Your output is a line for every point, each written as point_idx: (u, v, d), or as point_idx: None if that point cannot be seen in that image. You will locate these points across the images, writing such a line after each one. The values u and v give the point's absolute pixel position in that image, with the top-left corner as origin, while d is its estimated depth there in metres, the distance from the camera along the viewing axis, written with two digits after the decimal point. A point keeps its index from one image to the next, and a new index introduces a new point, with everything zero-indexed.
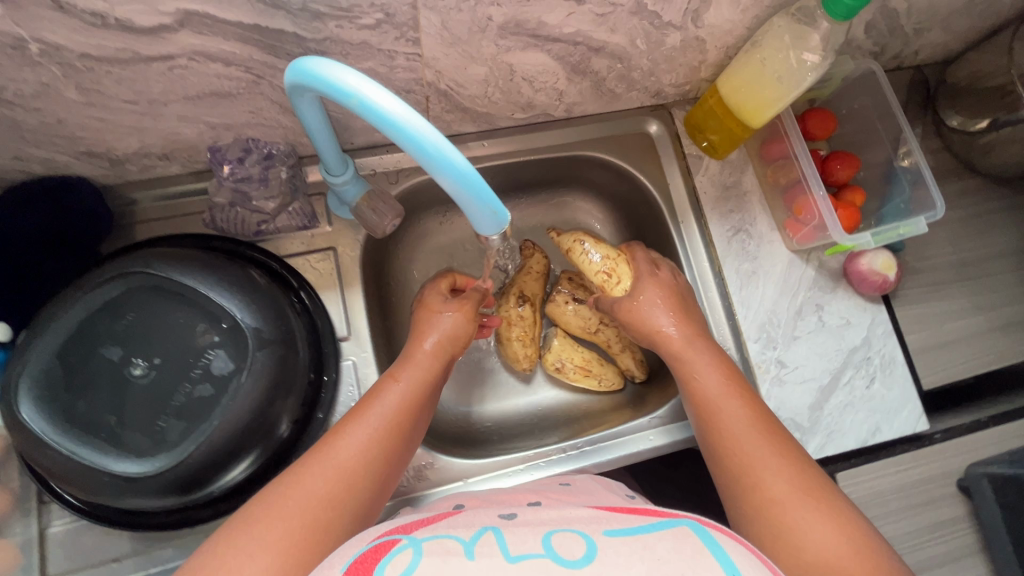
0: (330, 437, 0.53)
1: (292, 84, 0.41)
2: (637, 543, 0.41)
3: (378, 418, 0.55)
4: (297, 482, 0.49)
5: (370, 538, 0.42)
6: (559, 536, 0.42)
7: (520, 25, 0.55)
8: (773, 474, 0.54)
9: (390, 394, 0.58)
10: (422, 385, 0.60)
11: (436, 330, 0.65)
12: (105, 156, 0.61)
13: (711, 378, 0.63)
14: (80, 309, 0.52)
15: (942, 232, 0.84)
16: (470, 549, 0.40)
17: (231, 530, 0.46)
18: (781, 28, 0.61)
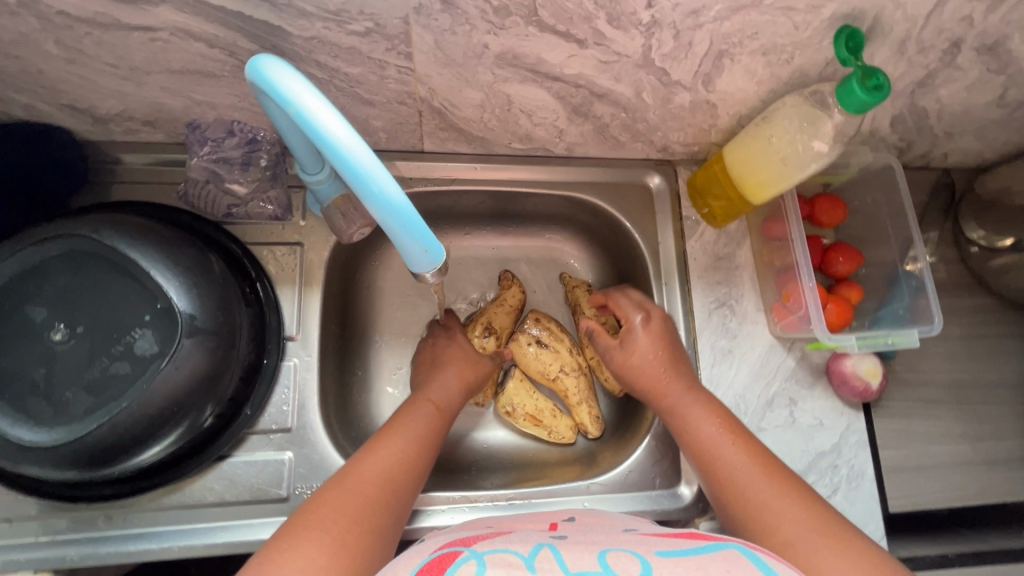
0: (366, 451, 0.55)
1: (251, 82, 0.39)
2: (689, 564, 0.40)
3: (414, 434, 0.59)
4: (347, 489, 0.50)
5: (430, 552, 0.44)
6: (613, 555, 0.42)
7: (518, 58, 0.53)
8: (785, 514, 0.53)
9: (420, 415, 0.61)
10: (442, 414, 0.64)
11: (455, 367, 0.69)
12: (88, 112, 0.60)
13: (710, 426, 0.61)
14: (14, 263, 0.51)
15: (941, 347, 0.79)
16: (532, 564, 0.40)
17: (290, 531, 0.46)
18: (791, 108, 0.58)
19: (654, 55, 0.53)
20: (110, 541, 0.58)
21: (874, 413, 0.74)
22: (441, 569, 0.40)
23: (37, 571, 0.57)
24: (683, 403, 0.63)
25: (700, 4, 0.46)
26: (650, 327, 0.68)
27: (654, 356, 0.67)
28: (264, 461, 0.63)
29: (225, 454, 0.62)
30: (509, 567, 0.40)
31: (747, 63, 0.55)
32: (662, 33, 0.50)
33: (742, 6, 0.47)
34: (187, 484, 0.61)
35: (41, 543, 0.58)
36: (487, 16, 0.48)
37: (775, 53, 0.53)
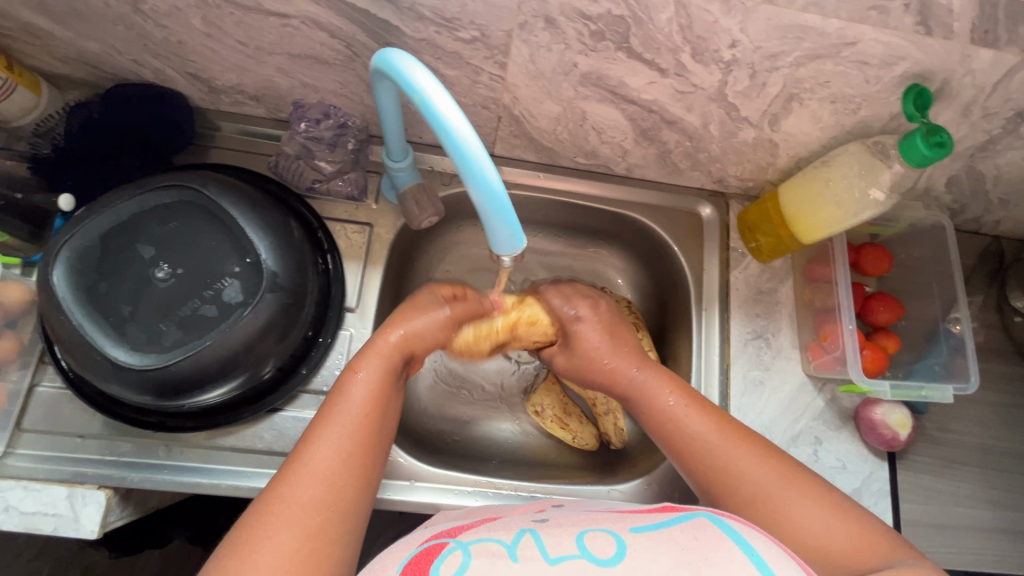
0: (302, 446, 0.50)
1: (375, 69, 0.44)
2: (660, 537, 0.43)
3: (343, 412, 0.53)
4: (280, 494, 0.47)
5: (416, 545, 0.46)
6: (590, 536, 0.44)
7: (601, 79, 0.58)
8: (755, 473, 0.54)
9: (356, 385, 0.54)
10: (390, 371, 0.57)
11: (403, 332, 0.59)
12: (207, 82, 0.67)
13: (668, 397, 0.60)
14: (133, 204, 0.58)
15: (972, 410, 0.79)
16: (513, 551, 0.43)
17: (225, 564, 0.43)
18: (853, 156, 0.61)
19: (728, 90, 0.57)
20: (169, 470, 0.63)
21: (899, 464, 0.75)
22: (427, 562, 0.42)
23: (100, 488, 0.61)
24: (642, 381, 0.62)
25: (781, 49, 0.50)
26: (589, 316, 0.66)
27: (603, 342, 0.65)
28: (312, 420, 0.67)
29: (278, 407, 0.67)
30: (491, 557, 0.42)
31: (815, 108, 0.58)
32: (740, 71, 0.54)
33: (819, 55, 0.50)
34: (241, 429, 0.66)
35: (106, 463, 0.63)
36: (582, 39, 0.52)
37: (844, 102, 0.56)
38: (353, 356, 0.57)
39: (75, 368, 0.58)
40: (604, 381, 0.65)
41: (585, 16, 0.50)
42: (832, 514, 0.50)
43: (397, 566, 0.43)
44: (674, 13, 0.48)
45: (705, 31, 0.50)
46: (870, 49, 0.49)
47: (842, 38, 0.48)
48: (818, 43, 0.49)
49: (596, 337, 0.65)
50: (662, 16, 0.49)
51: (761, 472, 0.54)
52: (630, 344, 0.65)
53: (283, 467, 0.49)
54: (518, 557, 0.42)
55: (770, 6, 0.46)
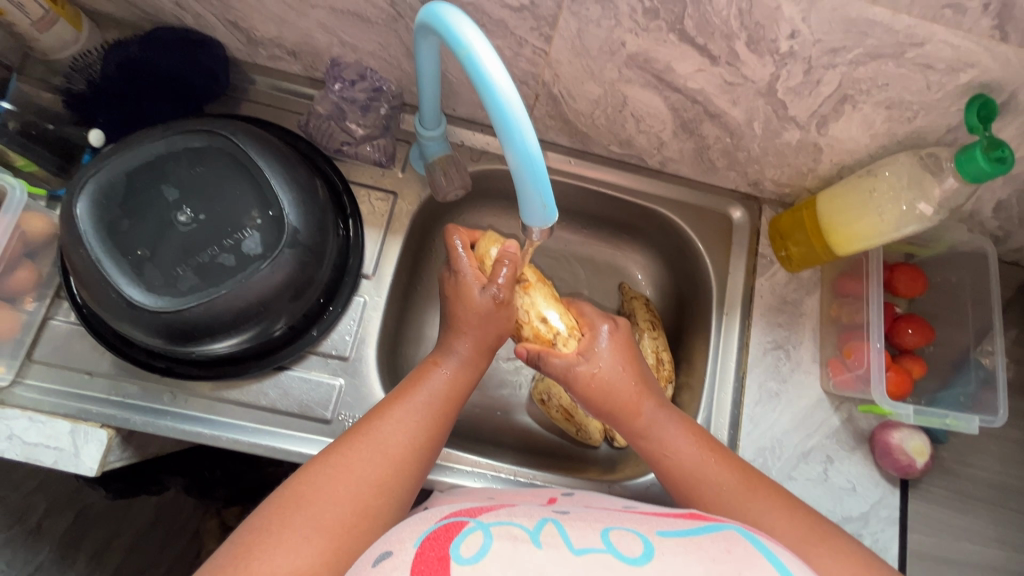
0: (372, 423, 0.54)
1: (422, 23, 0.43)
2: (691, 544, 0.42)
3: (420, 403, 0.57)
4: (343, 465, 0.50)
5: (436, 520, 0.44)
6: (616, 534, 0.43)
7: (648, 62, 0.56)
8: (777, 527, 0.52)
9: (436, 377, 0.59)
10: (467, 367, 0.61)
11: (471, 334, 0.61)
12: (246, 32, 0.66)
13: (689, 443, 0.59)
14: (161, 145, 0.58)
15: (994, 446, 0.75)
16: (537, 538, 0.41)
17: (266, 525, 0.45)
18: (903, 166, 0.58)
19: (780, 86, 0.55)
20: (171, 417, 0.63)
21: (912, 493, 0.72)
22: (447, 540, 0.41)
23: (102, 426, 0.61)
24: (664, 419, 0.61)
25: (843, 44, 0.48)
26: (613, 344, 0.64)
27: (620, 373, 0.62)
28: (317, 382, 0.67)
29: (284, 365, 0.66)
30: (513, 541, 0.40)
31: (868, 113, 0.56)
32: (795, 65, 0.51)
33: (882, 55, 0.48)
34: (247, 384, 0.65)
35: (110, 402, 0.63)
36: (634, 16, 0.51)
37: (900, 108, 0.54)
38: (435, 351, 0.63)
39: (90, 304, 0.58)
40: (614, 414, 0.62)
41: None
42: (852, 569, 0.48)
43: (416, 540, 0.41)
44: None
45: (765, 18, 0.47)
46: (937, 51, 0.46)
47: (911, 36, 0.46)
48: (883, 40, 0.47)
49: (611, 365, 0.62)
50: None
51: (790, 528, 0.52)
52: (647, 380, 0.63)
53: (345, 439, 0.53)
54: (541, 544, 0.40)
55: None
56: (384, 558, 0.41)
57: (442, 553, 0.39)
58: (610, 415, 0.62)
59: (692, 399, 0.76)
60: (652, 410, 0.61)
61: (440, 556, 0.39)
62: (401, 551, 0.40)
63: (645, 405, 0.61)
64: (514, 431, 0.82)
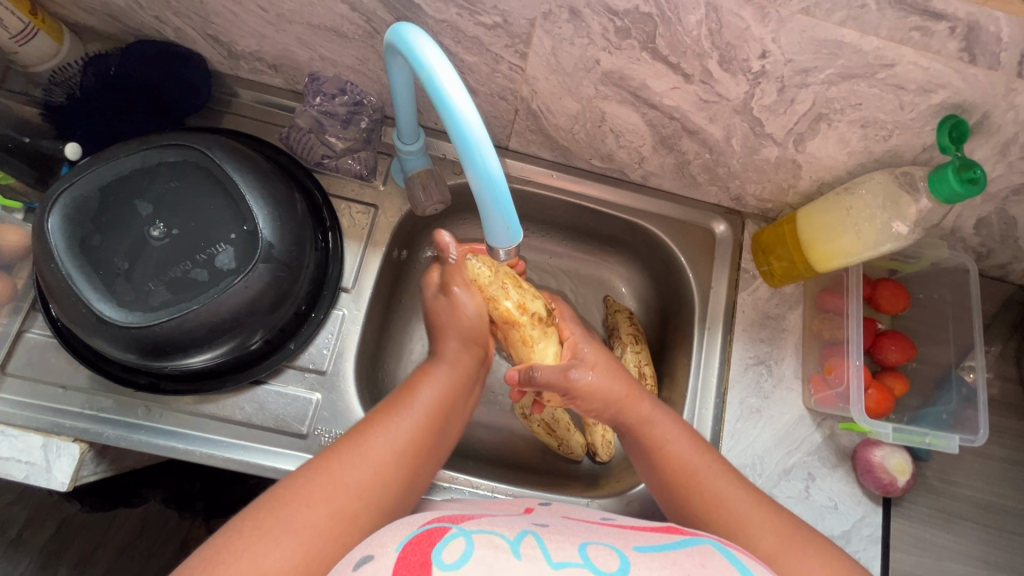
0: (356, 432, 0.53)
1: (390, 43, 0.43)
2: (665, 559, 0.42)
3: (412, 407, 0.55)
4: (326, 468, 0.49)
5: (420, 525, 0.44)
6: (593, 548, 0.42)
7: (623, 79, 0.56)
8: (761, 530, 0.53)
9: (427, 385, 0.58)
10: (459, 376, 0.60)
11: (458, 337, 0.62)
12: (226, 46, 0.66)
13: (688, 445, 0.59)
14: (137, 159, 0.58)
15: (978, 463, 0.75)
16: (517, 548, 0.41)
17: (243, 529, 0.44)
18: (879, 185, 0.58)
19: (754, 104, 0.55)
20: (145, 431, 0.63)
21: (894, 512, 0.72)
22: (430, 544, 0.40)
23: (75, 441, 0.61)
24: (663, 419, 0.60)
25: (813, 65, 0.48)
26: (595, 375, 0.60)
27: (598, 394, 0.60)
28: (294, 396, 0.66)
29: (261, 379, 0.66)
30: (495, 551, 0.40)
31: (843, 131, 0.56)
32: (768, 84, 0.51)
33: (854, 75, 0.48)
34: (222, 398, 0.65)
35: (84, 417, 0.62)
36: (607, 35, 0.50)
37: (875, 127, 0.54)
38: (426, 361, 0.62)
39: (62, 318, 0.57)
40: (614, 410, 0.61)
41: (612, 11, 0.48)
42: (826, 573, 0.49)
43: (398, 545, 0.41)
44: (704, 16, 0.46)
45: (736, 38, 0.47)
46: (908, 73, 0.46)
47: (880, 58, 0.46)
48: (854, 61, 0.46)
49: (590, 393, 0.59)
50: (692, 17, 0.46)
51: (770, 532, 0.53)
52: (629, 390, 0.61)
53: (334, 444, 0.52)
54: (521, 555, 0.40)
55: (806, 16, 0.43)
56: (364, 562, 0.40)
57: (425, 558, 0.39)
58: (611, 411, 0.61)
59: (673, 414, 0.75)
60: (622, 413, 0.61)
61: (422, 560, 0.38)
62: (383, 555, 0.40)
63: (634, 410, 0.60)
64: (495, 445, 0.81)
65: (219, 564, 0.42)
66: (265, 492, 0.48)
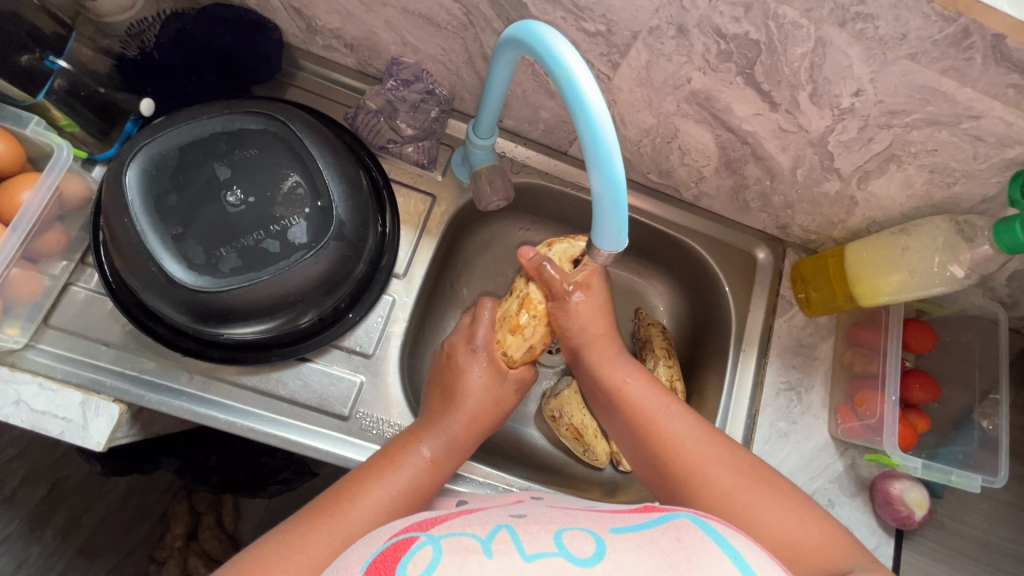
0: (337, 496, 0.52)
1: (512, 37, 0.43)
2: (642, 539, 0.39)
3: (400, 480, 0.54)
4: (300, 544, 0.48)
5: (386, 537, 0.41)
6: (569, 533, 0.40)
7: (708, 100, 0.57)
8: (717, 469, 0.54)
9: (414, 461, 0.57)
10: (449, 455, 0.59)
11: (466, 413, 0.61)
12: (308, 20, 0.66)
13: (643, 388, 0.62)
14: (218, 123, 0.57)
15: (985, 505, 0.77)
16: (489, 546, 0.38)
17: None
18: (939, 229, 0.61)
19: (832, 138, 0.57)
20: (187, 398, 0.61)
21: (904, 544, 0.73)
22: (394, 560, 0.37)
23: (114, 401, 0.60)
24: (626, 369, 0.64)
25: (903, 108, 0.50)
26: (582, 304, 0.63)
27: (578, 324, 0.63)
28: (339, 376, 0.65)
29: (306, 357, 0.65)
30: (464, 553, 0.37)
31: (910, 174, 0.58)
32: (851, 121, 0.53)
33: (939, 122, 0.50)
34: (266, 372, 0.64)
35: (124, 376, 0.61)
36: (707, 55, 0.52)
37: (942, 174, 0.56)
38: (419, 425, 0.60)
39: (122, 274, 0.56)
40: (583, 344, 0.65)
41: (720, 34, 0.49)
42: (790, 510, 0.51)
43: (362, 565, 0.38)
44: (810, 49, 0.48)
45: (834, 74, 0.49)
46: (991, 126, 0.49)
47: (969, 109, 0.48)
48: (942, 109, 0.49)
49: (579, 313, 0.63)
50: (797, 50, 0.48)
51: (727, 468, 0.54)
52: (604, 329, 0.65)
53: (310, 511, 0.51)
54: (493, 553, 0.38)
55: (910, 62, 0.45)
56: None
57: None
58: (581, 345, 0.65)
59: None
60: (587, 349, 0.65)
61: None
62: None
63: (601, 348, 0.65)
64: (519, 444, 0.81)
65: None
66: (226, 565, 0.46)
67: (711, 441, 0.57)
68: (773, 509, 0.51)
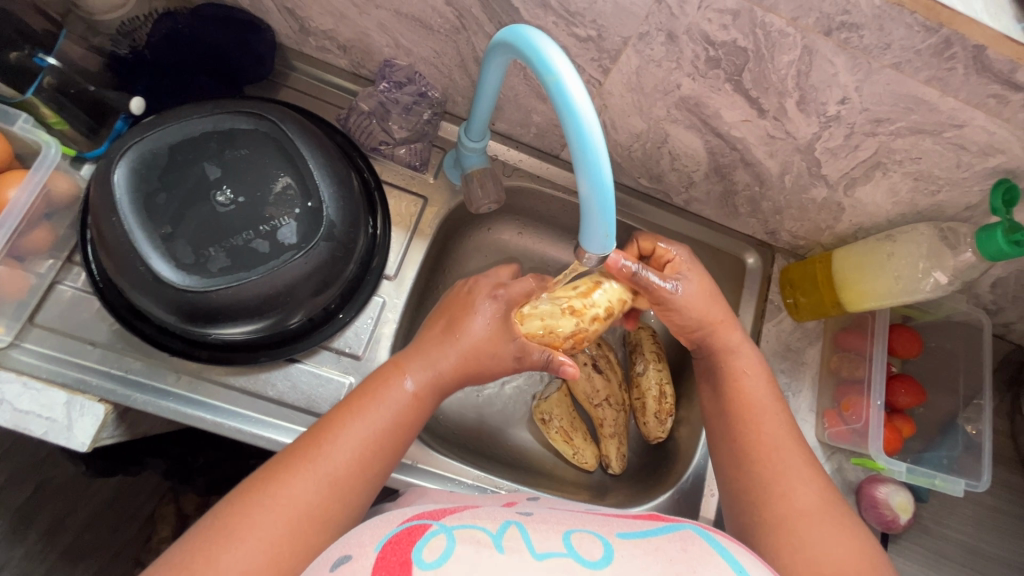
0: (314, 436, 0.51)
1: (502, 41, 0.44)
2: (650, 545, 0.41)
3: (377, 416, 0.53)
4: (280, 488, 0.47)
5: (399, 523, 0.42)
6: (577, 536, 0.41)
7: (698, 106, 0.58)
8: (800, 487, 0.54)
9: (393, 395, 0.54)
10: (434, 384, 0.56)
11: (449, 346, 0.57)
12: (301, 22, 0.66)
13: (757, 382, 0.62)
14: (208, 122, 0.57)
15: (969, 509, 0.78)
16: (499, 542, 0.39)
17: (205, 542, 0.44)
18: (924, 236, 0.62)
19: (819, 145, 0.57)
20: (174, 399, 0.61)
21: (890, 548, 0.74)
22: (410, 544, 0.39)
23: (100, 401, 0.59)
24: (744, 359, 0.63)
25: (887, 116, 0.51)
26: (688, 292, 0.64)
27: (695, 316, 0.64)
28: (328, 378, 0.65)
29: (295, 358, 0.65)
30: (476, 546, 0.38)
31: (895, 181, 0.59)
32: (838, 129, 0.54)
33: (923, 130, 0.51)
34: (254, 373, 0.64)
35: (110, 375, 0.60)
36: (696, 62, 0.52)
37: (926, 181, 0.57)
38: (401, 356, 0.57)
39: (109, 273, 0.56)
40: (704, 329, 0.65)
41: (708, 40, 0.50)
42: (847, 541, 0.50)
43: (378, 544, 0.39)
44: (797, 57, 0.48)
45: (821, 82, 0.50)
46: (973, 135, 0.50)
47: (952, 118, 0.49)
48: (926, 118, 0.49)
49: (689, 306, 0.64)
50: (784, 58, 0.49)
51: (807, 488, 0.54)
52: (723, 316, 0.65)
53: (291, 458, 0.49)
54: (504, 549, 0.38)
55: (894, 71, 0.46)
56: (343, 562, 0.39)
57: (405, 558, 0.37)
58: (698, 330, 0.65)
59: (691, 433, 0.77)
60: (709, 335, 0.65)
61: (402, 560, 0.37)
62: (362, 555, 0.39)
63: (723, 335, 0.64)
64: (508, 447, 0.81)
65: None
66: (212, 513, 0.47)
67: (802, 457, 0.56)
68: (832, 540, 0.50)
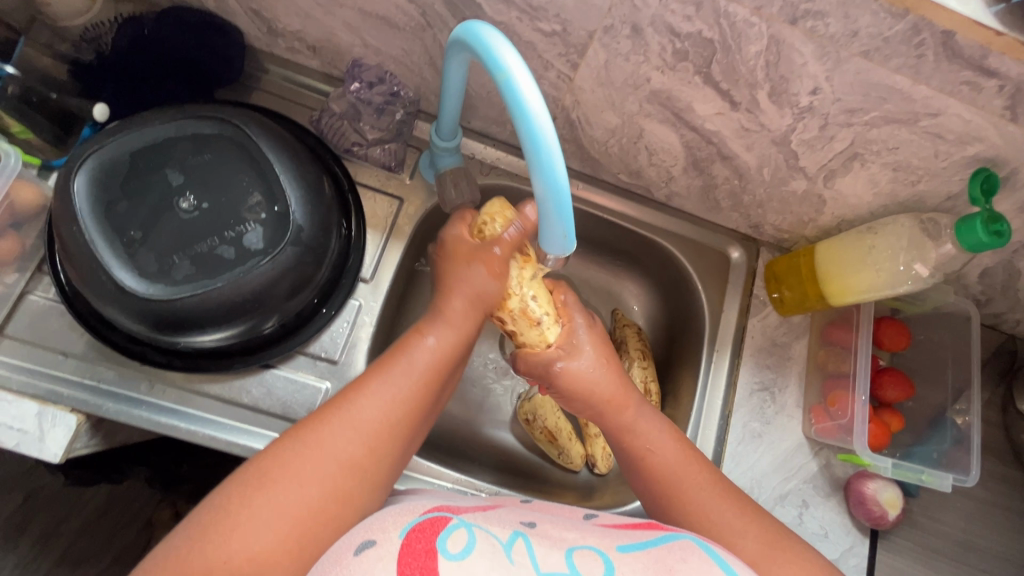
0: (346, 393, 0.50)
1: (457, 38, 0.42)
2: (651, 560, 0.40)
3: (404, 372, 0.51)
4: (318, 442, 0.46)
5: (420, 512, 0.43)
6: (583, 551, 0.41)
7: (669, 100, 0.57)
8: (743, 531, 0.51)
9: (420, 351, 0.53)
10: (459, 344, 0.55)
11: (464, 294, 0.55)
12: (268, 23, 0.65)
13: (663, 439, 0.57)
14: (170, 128, 0.57)
15: (960, 503, 0.77)
16: (511, 552, 0.39)
17: (233, 491, 0.43)
18: (904, 228, 0.61)
19: (794, 137, 0.56)
20: (146, 407, 0.60)
21: (879, 544, 0.73)
22: (434, 533, 0.39)
23: (72, 411, 0.59)
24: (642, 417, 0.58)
25: (861, 106, 0.49)
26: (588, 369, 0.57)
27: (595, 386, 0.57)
28: (303, 383, 0.65)
29: (270, 364, 0.64)
30: (492, 552, 0.39)
31: (874, 172, 0.58)
32: (812, 120, 0.53)
33: (897, 120, 0.50)
34: (228, 380, 0.63)
35: (82, 385, 0.60)
36: (663, 55, 0.51)
37: (906, 171, 0.56)
38: (423, 317, 0.56)
39: (76, 284, 0.56)
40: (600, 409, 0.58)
41: (674, 32, 0.49)
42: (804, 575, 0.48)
43: (401, 530, 0.40)
44: (764, 48, 0.47)
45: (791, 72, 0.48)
46: (949, 123, 0.48)
47: (926, 106, 0.47)
48: (901, 107, 0.48)
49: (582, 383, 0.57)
50: (752, 48, 0.47)
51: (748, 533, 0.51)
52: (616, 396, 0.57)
53: (320, 411, 0.49)
54: (514, 561, 0.38)
55: (863, 60, 0.45)
56: (368, 546, 0.39)
57: (429, 547, 0.38)
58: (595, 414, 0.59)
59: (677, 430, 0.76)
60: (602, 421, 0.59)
61: (428, 548, 0.37)
62: (386, 540, 0.39)
63: (615, 417, 0.58)
64: (493, 448, 0.80)
65: (202, 547, 0.40)
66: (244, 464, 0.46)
67: (735, 504, 0.53)
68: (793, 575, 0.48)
